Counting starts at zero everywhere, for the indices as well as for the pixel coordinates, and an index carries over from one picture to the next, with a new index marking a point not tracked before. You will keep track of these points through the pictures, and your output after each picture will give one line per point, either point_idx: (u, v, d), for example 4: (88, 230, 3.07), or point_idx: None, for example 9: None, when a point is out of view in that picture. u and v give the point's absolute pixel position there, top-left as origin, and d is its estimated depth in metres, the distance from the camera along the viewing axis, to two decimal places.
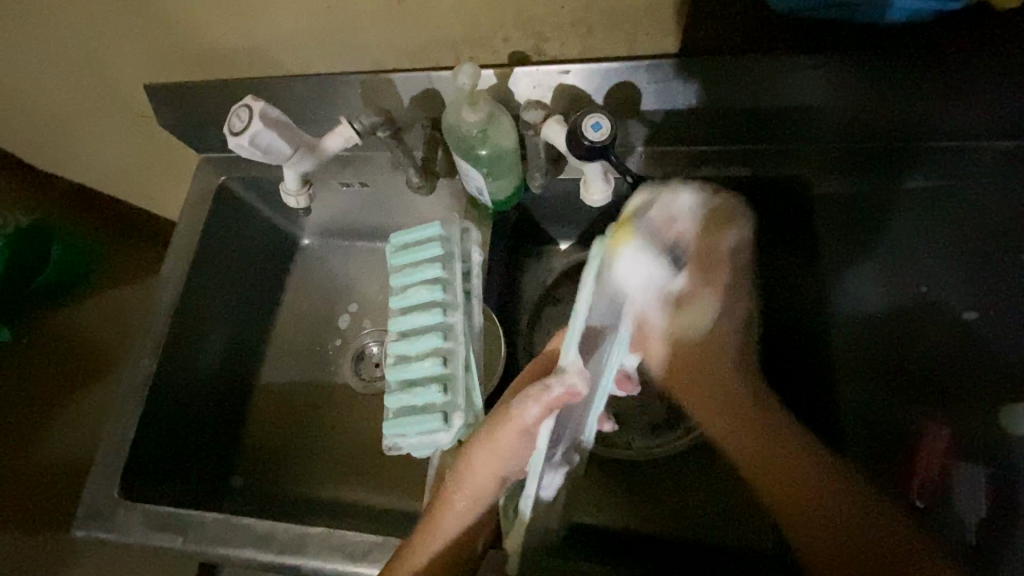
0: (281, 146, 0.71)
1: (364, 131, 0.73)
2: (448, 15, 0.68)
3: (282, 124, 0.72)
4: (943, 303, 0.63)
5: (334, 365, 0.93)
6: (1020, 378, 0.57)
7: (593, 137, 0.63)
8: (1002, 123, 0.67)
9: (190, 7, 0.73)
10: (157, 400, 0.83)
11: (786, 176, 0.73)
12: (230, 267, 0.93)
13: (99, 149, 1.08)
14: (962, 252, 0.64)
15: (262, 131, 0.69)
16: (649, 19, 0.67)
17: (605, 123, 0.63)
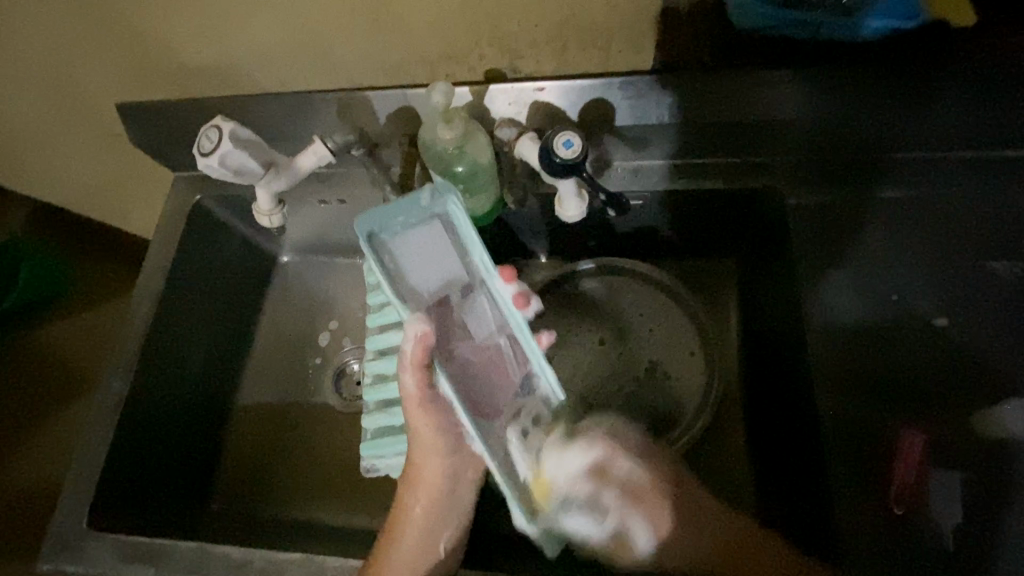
0: (252, 165, 0.71)
1: (338, 149, 0.73)
2: (424, 33, 0.69)
3: (253, 143, 0.72)
4: (913, 312, 0.65)
5: (313, 385, 0.92)
6: (989, 380, 0.61)
7: (565, 154, 0.64)
8: (962, 134, 0.70)
9: (163, 25, 0.72)
10: (129, 425, 0.80)
11: (760, 187, 0.73)
12: (205, 287, 0.91)
13: (70, 168, 1.06)
14: (929, 261, 0.67)
15: (231, 150, 0.69)
16: (621, 37, 0.68)
17: (577, 140, 0.64)
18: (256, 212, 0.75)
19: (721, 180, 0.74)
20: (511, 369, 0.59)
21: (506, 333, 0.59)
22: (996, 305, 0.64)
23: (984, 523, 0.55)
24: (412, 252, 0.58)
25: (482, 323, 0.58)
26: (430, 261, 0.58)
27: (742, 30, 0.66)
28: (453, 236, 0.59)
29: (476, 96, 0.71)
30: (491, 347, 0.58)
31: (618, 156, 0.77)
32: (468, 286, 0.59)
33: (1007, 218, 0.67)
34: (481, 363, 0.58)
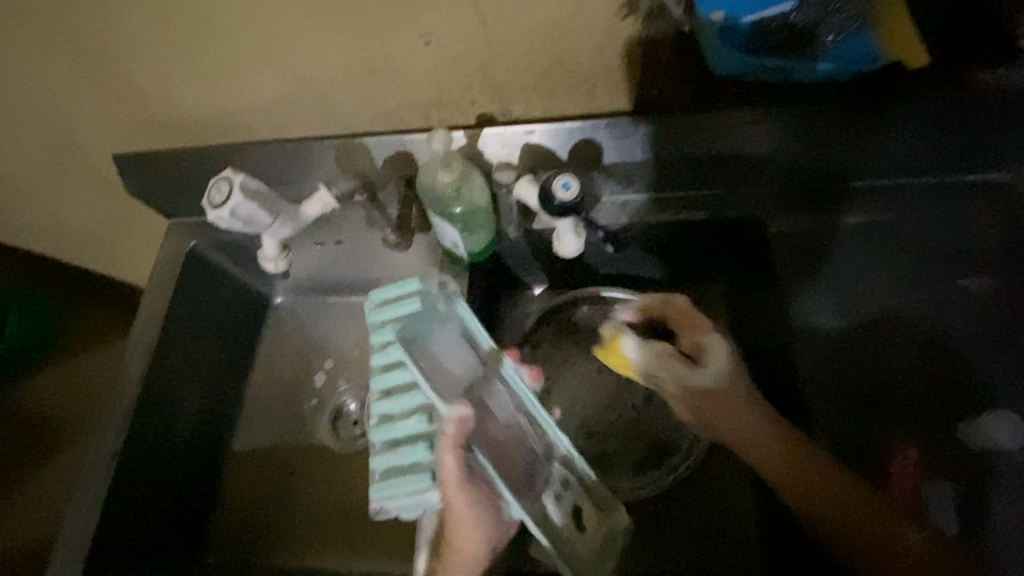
0: (260, 215, 0.75)
1: (342, 195, 0.78)
2: (417, 81, 0.72)
3: (261, 194, 0.75)
4: (893, 328, 0.70)
5: (310, 426, 0.91)
6: (983, 390, 0.64)
7: (562, 194, 0.68)
8: (923, 161, 0.74)
9: (163, 80, 0.75)
10: (127, 475, 0.80)
11: (746, 217, 0.76)
12: (200, 333, 0.91)
13: (60, 217, 1.06)
14: (900, 278, 0.72)
15: (242, 203, 0.72)
16: (604, 81, 0.72)
17: (575, 180, 0.68)
18: (261, 258, 0.80)
19: (702, 211, 0.77)
20: (532, 440, 0.61)
21: (523, 411, 0.62)
22: (970, 319, 0.68)
23: (980, 530, 0.57)
24: (439, 352, 0.58)
25: (503, 404, 0.60)
26: (454, 360, 0.58)
27: (718, 73, 0.70)
28: (467, 333, 0.62)
29: (469, 140, 0.75)
30: (513, 425, 0.60)
31: (607, 192, 0.79)
32: (487, 375, 0.60)
33: (974, 239, 0.71)
34: (506, 442, 0.58)
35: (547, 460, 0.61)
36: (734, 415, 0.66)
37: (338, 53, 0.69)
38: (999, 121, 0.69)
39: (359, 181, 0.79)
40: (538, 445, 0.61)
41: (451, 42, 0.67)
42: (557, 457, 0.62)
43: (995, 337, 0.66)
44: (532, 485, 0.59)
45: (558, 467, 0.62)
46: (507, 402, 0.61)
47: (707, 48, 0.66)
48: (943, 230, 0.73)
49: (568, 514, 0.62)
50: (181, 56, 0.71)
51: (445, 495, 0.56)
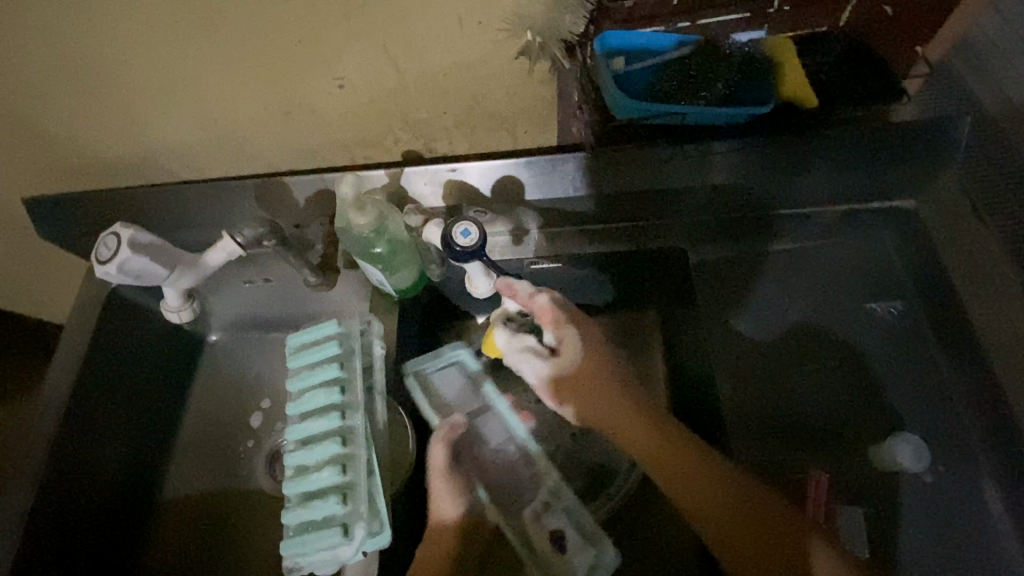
0: (156, 269, 0.69)
1: (248, 243, 0.70)
2: (338, 122, 0.72)
3: (155, 246, 0.69)
4: (807, 352, 0.72)
5: (245, 469, 0.88)
6: (890, 417, 0.67)
7: (465, 242, 0.66)
8: (840, 191, 0.75)
9: (66, 123, 0.71)
10: (42, 543, 0.74)
11: (671, 247, 0.76)
12: (119, 383, 0.86)
13: None
14: (816, 302, 0.74)
15: (132, 259, 0.66)
16: (525, 119, 0.74)
17: (475, 227, 0.67)
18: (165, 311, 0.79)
19: (629, 242, 0.77)
20: (519, 466, 0.65)
21: (515, 442, 0.67)
22: (875, 342, 0.71)
23: (886, 551, 0.61)
24: (442, 383, 0.70)
25: (495, 433, 0.68)
26: (455, 394, 0.70)
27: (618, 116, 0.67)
28: (470, 376, 0.71)
29: (394, 177, 0.74)
30: (503, 451, 0.67)
31: (534, 225, 0.78)
32: (482, 410, 0.69)
33: (879, 266, 0.75)
34: (495, 465, 0.66)
35: (536, 479, 0.64)
36: (593, 392, 0.65)
37: (250, 96, 0.68)
38: (905, 154, 0.72)
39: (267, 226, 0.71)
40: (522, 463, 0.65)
41: (366, 85, 0.67)
42: (545, 485, 0.63)
43: (900, 359, 0.70)
44: (516, 497, 0.63)
45: (544, 493, 0.62)
46: (500, 428, 0.68)
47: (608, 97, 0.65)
48: (855, 257, 0.75)
49: (549, 537, 0.60)
50: (83, 99, 0.68)
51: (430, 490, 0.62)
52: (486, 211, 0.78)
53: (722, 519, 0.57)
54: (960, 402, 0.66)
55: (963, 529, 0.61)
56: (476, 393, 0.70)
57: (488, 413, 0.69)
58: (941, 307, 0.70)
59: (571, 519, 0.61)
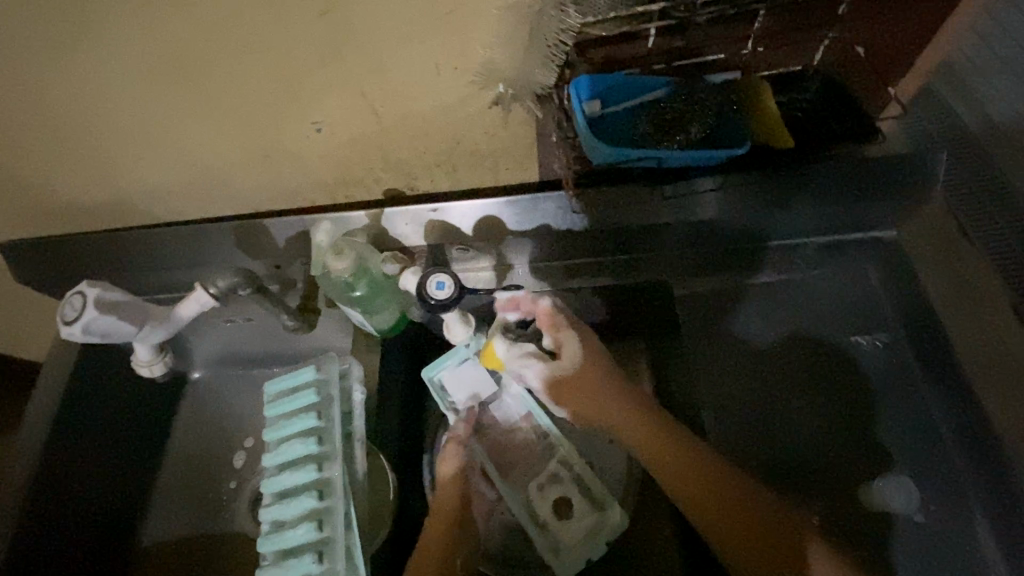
0: (125, 329, 0.62)
1: (221, 294, 0.66)
2: (318, 163, 0.71)
3: (126, 304, 0.62)
4: (798, 388, 0.72)
5: (227, 513, 0.81)
6: (884, 455, 0.66)
7: (439, 295, 0.64)
8: (819, 221, 0.75)
9: (40, 167, 0.69)
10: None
11: (653, 282, 0.76)
12: (97, 430, 0.81)
13: None
14: (804, 338, 0.74)
15: (99, 319, 0.59)
16: (506, 157, 0.73)
17: (450, 279, 0.64)
18: (136, 364, 0.73)
19: (615, 276, 0.76)
20: (532, 441, 0.72)
21: (531, 420, 0.73)
22: (863, 376, 0.71)
23: None
24: (454, 382, 0.72)
25: (511, 411, 0.73)
26: (473, 381, 0.73)
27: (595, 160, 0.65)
28: (491, 367, 0.74)
29: (376, 217, 0.73)
30: (518, 428, 0.73)
31: (518, 260, 0.78)
32: (499, 394, 0.74)
33: (866, 295, 0.74)
34: (510, 441, 0.72)
35: (547, 454, 0.70)
36: (593, 398, 0.68)
37: (229, 139, 0.67)
38: (883, 186, 0.72)
39: (243, 276, 0.66)
40: (533, 436, 0.72)
41: (344, 128, 0.67)
42: (553, 456, 0.70)
43: (889, 393, 0.69)
44: (522, 469, 0.70)
45: (553, 464, 0.69)
46: (515, 409, 0.73)
47: (581, 138, 0.63)
48: (841, 287, 0.75)
49: (552, 502, 0.67)
50: (61, 147, 0.67)
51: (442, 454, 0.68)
52: (468, 248, 0.77)
53: (721, 515, 0.61)
54: (947, 435, 0.65)
55: (957, 569, 0.60)
56: (492, 378, 0.74)
57: (503, 397, 0.74)
58: (924, 337, 0.70)
59: (578, 487, 0.68)
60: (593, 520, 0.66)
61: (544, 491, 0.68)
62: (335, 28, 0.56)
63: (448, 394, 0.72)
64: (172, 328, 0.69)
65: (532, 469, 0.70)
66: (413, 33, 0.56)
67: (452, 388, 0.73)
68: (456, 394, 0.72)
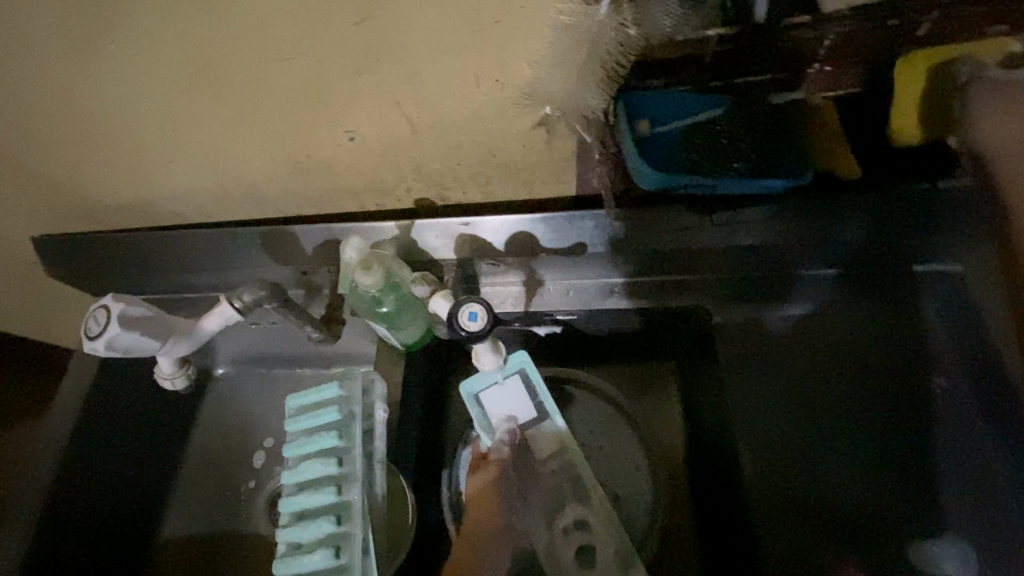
0: (147, 342, 0.61)
1: (246, 307, 0.64)
2: (348, 171, 0.69)
3: (149, 320, 0.61)
4: (836, 428, 0.67)
5: (244, 513, 0.80)
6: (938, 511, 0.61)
7: (471, 328, 0.59)
8: (868, 248, 0.70)
9: (75, 163, 0.69)
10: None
11: (687, 306, 0.73)
12: (122, 423, 0.79)
13: None
14: (847, 374, 0.69)
15: (121, 334, 0.58)
16: (543, 171, 0.70)
17: (482, 310, 0.60)
18: (160, 377, 0.73)
19: (653, 299, 0.73)
20: (568, 483, 0.65)
21: (565, 457, 0.65)
22: (904, 422, 0.66)
23: None
24: (490, 405, 0.67)
25: (546, 442, 0.65)
26: (510, 406, 0.67)
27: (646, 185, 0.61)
28: (529, 388, 0.67)
29: (405, 228, 0.71)
30: (554, 466, 0.65)
31: (550, 277, 0.75)
32: (536, 420, 0.66)
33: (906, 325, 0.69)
34: (545, 478, 0.65)
35: (582, 499, 0.64)
36: None
37: (259, 143, 0.65)
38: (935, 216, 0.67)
39: (269, 290, 0.65)
40: (569, 475, 0.65)
41: (377, 137, 0.64)
42: (579, 501, 0.64)
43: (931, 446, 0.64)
44: (554, 509, 0.64)
45: (576, 510, 0.63)
46: (551, 440, 0.65)
47: (632, 161, 0.60)
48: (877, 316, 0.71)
49: (576, 550, 0.62)
50: (94, 144, 0.66)
51: (477, 475, 0.67)
52: (498, 263, 0.75)
53: None
54: (1000, 481, 0.60)
55: None
56: (531, 403, 0.67)
57: (540, 426, 0.66)
58: (981, 382, 0.64)
59: (607, 536, 0.62)
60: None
61: (571, 538, 0.62)
62: (372, 36, 0.53)
63: (485, 415, 0.67)
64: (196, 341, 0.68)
65: (564, 512, 0.64)
66: (453, 43, 0.54)
67: (487, 412, 0.67)
68: (489, 418, 0.67)
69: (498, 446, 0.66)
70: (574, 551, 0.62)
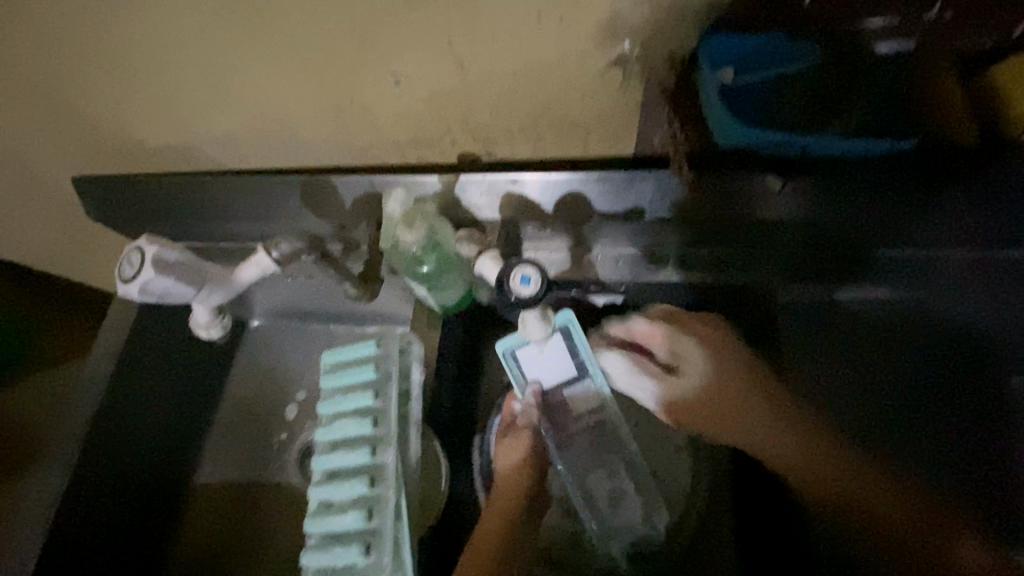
0: (182, 289, 0.59)
1: (283, 258, 0.62)
2: (392, 120, 0.65)
3: (185, 265, 0.59)
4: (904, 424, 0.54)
5: (276, 464, 0.80)
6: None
7: (523, 292, 0.56)
8: None
9: (114, 98, 0.66)
10: (67, 539, 0.69)
11: (747, 285, 0.70)
12: (159, 369, 0.79)
13: (10, 231, 0.93)
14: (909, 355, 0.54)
15: (155, 279, 0.56)
16: (600, 127, 0.64)
17: (537, 274, 0.57)
18: (196, 326, 0.72)
19: (712, 272, 0.70)
20: (602, 433, 0.67)
21: (597, 412, 0.66)
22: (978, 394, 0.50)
23: None
24: (528, 363, 0.64)
25: (584, 399, 0.66)
26: (550, 364, 0.64)
27: (722, 145, 0.56)
28: (572, 348, 0.64)
29: (448, 183, 0.67)
30: (588, 418, 0.66)
31: (599, 245, 0.72)
32: (575, 378, 0.65)
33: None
34: (581, 431, 0.66)
35: (616, 446, 0.67)
36: None
37: (300, 85, 0.61)
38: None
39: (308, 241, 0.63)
40: (601, 427, 0.67)
41: (426, 84, 0.60)
42: (612, 453, 0.66)
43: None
44: (588, 459, 0.66)
45: (611, 461, 0.66)
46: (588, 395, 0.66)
47: (710, 119, 0.54)
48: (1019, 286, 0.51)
49: (610, 499, 0.64)
50: (132, 82, 0.63)
51: (507, 438, 0.64)
52: (545, 227, 0.71)
53: None
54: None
55: None
56: (573, 362, 0.64)
57: (578, 384, 0.65)
58: None
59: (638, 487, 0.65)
60: (651, 527, 0.64)
61: (605, 486, 0.65)
62: None
63: (523, 374, 0.64)
64: (231, 290, 0.66)
65: (598, 461, 0.66)
66: None
67: (525, 371, 0.64)
68: (526, 377, 0.64)
69: (532, 409, 0.64)
70: (608, 503, 0.64)
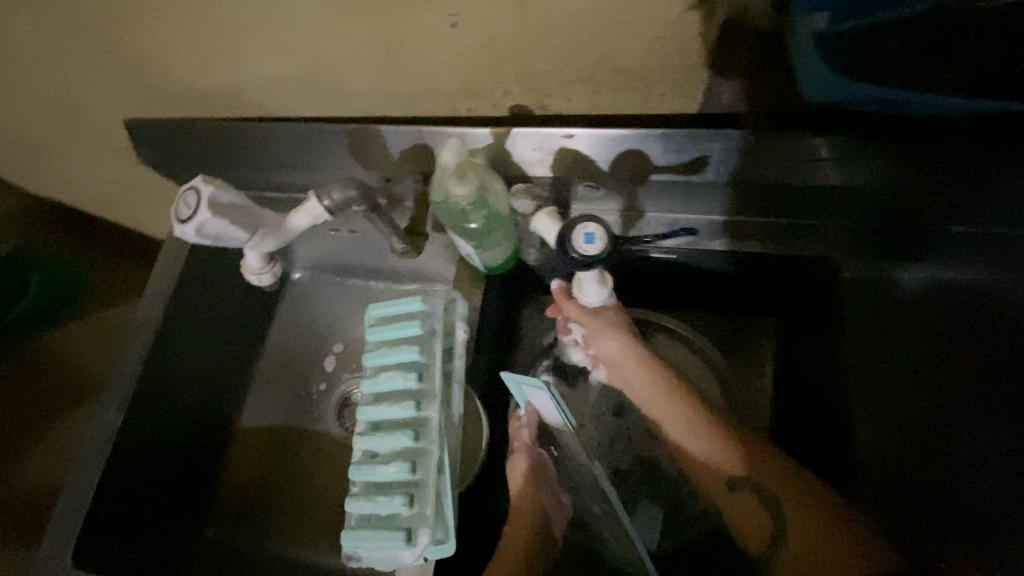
0: (234, 233, 0.59)
1: (335, 208, 0.62)
2: (444, 68, 0.62)
3: (238, 208, 0.59)
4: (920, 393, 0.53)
5: (315, 412, 0.82)
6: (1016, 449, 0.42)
7: (585, 250, 0.53)
8: None
9: (165, 39, 0.65)
10: (122, 473, 0.72)
11: (813, 255, 0.63)
12: (208, 315, 0.80)
13: (67, 173, 0.95)
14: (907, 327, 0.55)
15: (210, 220, 0.56)
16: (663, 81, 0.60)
17: (600, 232, 0.53)
18: (248, 271, 0.72)
19: (769, 243, 0.65)
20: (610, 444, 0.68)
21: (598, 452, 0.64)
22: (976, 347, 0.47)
23: None
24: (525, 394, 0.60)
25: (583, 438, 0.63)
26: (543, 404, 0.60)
27: (807, 96, 0.53)
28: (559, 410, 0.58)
29: (500, 137, 0.64)
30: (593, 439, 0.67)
31: (653, 208, 0.67)
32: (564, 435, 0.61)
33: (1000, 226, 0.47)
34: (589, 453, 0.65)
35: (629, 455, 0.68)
36: None
37: (351, 28, 0.59)
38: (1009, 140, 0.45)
39: (358, 191, 0.62)
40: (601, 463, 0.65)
41: (482, 27, 0.57)
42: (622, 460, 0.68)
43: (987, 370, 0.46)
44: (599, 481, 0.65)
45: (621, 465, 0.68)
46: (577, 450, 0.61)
47: (797, 62, 0.51)
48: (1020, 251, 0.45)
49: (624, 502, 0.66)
50: (181, 21, 0.62)
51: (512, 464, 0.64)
52: (598, 187, 0.67)
53: None
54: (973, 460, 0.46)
55: None
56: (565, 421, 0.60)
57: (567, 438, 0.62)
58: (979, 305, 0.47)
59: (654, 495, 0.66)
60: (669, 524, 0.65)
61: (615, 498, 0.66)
62: None
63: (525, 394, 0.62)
64: (279, 238, 0.66)
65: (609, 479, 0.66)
66: None
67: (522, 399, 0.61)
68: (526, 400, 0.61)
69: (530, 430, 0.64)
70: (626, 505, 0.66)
